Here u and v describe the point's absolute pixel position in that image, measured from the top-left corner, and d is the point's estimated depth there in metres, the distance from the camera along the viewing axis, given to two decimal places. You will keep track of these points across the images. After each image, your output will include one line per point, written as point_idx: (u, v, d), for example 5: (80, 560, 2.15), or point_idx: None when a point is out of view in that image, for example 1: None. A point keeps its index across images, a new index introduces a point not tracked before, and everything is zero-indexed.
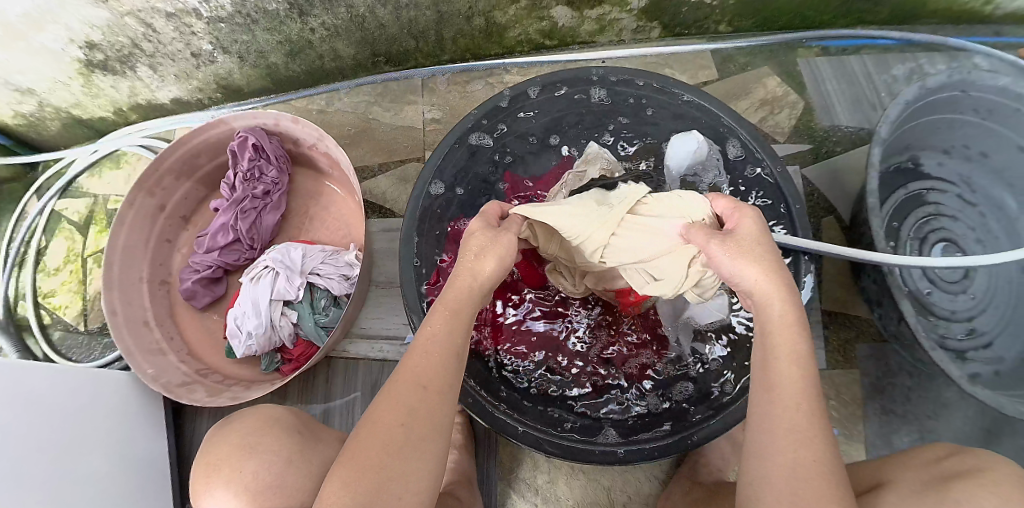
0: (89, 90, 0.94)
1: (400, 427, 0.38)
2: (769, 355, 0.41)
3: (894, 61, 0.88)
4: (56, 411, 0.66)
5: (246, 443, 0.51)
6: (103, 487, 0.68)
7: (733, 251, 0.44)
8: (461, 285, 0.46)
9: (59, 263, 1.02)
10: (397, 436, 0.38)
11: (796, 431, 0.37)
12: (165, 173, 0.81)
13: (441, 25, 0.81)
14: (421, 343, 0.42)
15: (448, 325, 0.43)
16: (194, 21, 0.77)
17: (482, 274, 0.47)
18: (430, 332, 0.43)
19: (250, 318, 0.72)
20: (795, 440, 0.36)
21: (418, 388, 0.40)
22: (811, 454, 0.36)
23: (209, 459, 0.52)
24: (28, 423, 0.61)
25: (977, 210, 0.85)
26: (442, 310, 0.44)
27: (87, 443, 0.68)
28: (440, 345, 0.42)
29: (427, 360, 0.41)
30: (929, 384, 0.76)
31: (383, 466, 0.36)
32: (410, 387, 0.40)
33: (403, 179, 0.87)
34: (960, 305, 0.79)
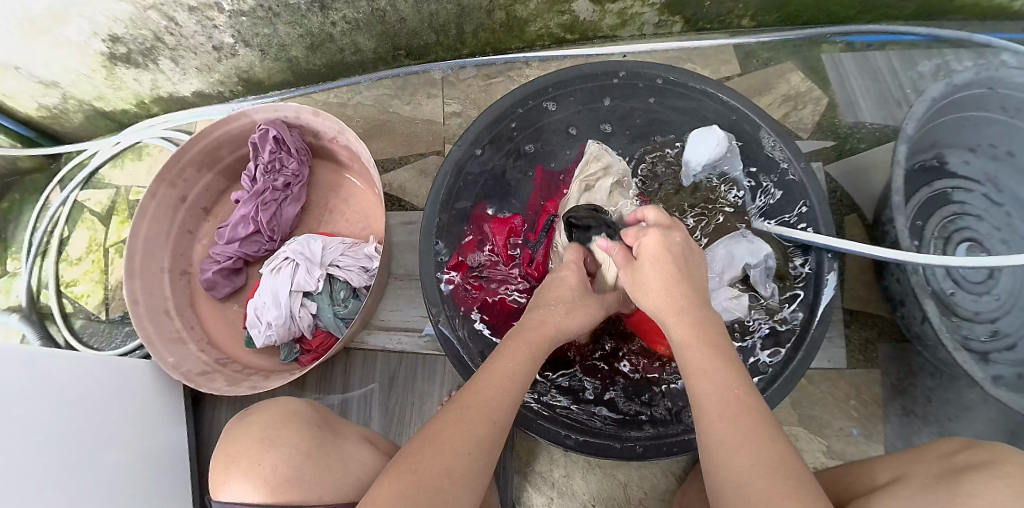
0: (112, 82, 0.96)
1: (466, 453, 0.40)
2: (691, 374, 0.43)
3: (920, 57, 0.86)
4: (78, 401, 0.66)
5: (267, 435, 0.51)
6: (124, 472, 0.70)
7: (640, 290, 0.51)
8: (530, 336, 0.51)
9: (82, 253, 1.04)
10: (460, 462, 0.39)
11: (726, 440, 0.37)
12: (187, 165, 0.81)
13: (462, 19, 0.81)
14: (496, 378, 0.45)
15: (522, 371, 0.47)
16: (216, 15, 0.78)
17: (544, 330, 0.52)
18: (505, 371, 0.46)
19: (270, 309, 0.73)
20: (727, 448, 0.36)
21: (488, 422, 0.42)
22: (749, 460, 0.35)
23: (224, 451, 0.53)
24: (50, 411, 0.62)
25: (1003, 210, 0.83)
26: (519, 351, 0.49)
27: (108, 432, 0.69)
28: (510, 381, 0.46)
29: (498, 396, 0.44)
30: (952, 385, 0.74)
31: (445, 487, 0.37)
32: (480, 417, 0.42)
33: (422, 173, 0.87)
34: (983, 306, 0.78)
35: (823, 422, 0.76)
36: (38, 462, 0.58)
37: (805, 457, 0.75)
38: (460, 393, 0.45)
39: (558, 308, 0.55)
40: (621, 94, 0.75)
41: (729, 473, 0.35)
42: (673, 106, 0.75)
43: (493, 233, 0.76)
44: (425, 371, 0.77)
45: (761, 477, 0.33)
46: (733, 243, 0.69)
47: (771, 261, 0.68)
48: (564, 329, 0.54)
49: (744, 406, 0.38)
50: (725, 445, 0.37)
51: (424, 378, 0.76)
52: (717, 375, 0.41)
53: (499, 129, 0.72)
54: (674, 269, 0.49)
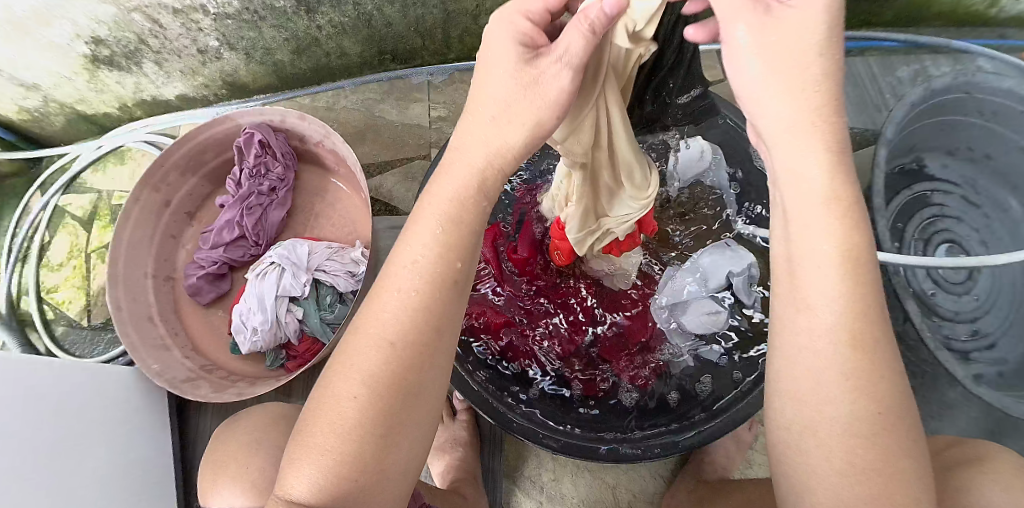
0: (94, 85, 0.94)
1: (354, 397, 0.33)
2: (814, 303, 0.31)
3: (898, 63, 0.88)
4: (60, 409, 0.65)
5: (253, 438, 0.51)
6: (106, 481, 0.69)
7: (750, 65, 0.33)
8: (444, 187, 0.36)
9: (63, 258, 1.02)
10: (351, 408, 0.32)
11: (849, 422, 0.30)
12: (171, 169, 0.81)
13: (448, 23, 0.81)
14: (388, 287, 0.35)
15: (424, 254, 0.34)
16: (201, 18, 0.77)
17: (476, 159, 0.36)
18: (401, 269, 0.35)
19: (255, 314, 0.72)
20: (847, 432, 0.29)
21: (380, 346, 0.33)
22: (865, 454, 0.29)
23: (210, 459, 0.52)
24: (33, 418, 0.61)
25: (981, 212, 0.84)
26: (423, 235, 0.35)
27: (89, 440, 0.68)
28: (418, 278, 0.34)
29: (394, 308, 0.34)
30: (932, 385, 0.76)
31: (361, 443, 0.32)
32: (374, 348, 0.33)
33: (409, 177, 0.87)
34: (962, 306, 0.80)
35: None
36: (23, 471, 0.57)
37: None
38: (357, 323, 0.35)
39: (487, 109, 0.36)
40: None
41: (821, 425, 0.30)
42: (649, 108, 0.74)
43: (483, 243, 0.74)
44: None
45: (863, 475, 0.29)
46: (719, 254, 0.68)
47: (754, 270, 0.67)
48: (493, 150, 0.36)
49: (862, 358, 0.29)
50: (824, 391, 0.30)
51: None
52: (849, 320, 0.30)
53: None
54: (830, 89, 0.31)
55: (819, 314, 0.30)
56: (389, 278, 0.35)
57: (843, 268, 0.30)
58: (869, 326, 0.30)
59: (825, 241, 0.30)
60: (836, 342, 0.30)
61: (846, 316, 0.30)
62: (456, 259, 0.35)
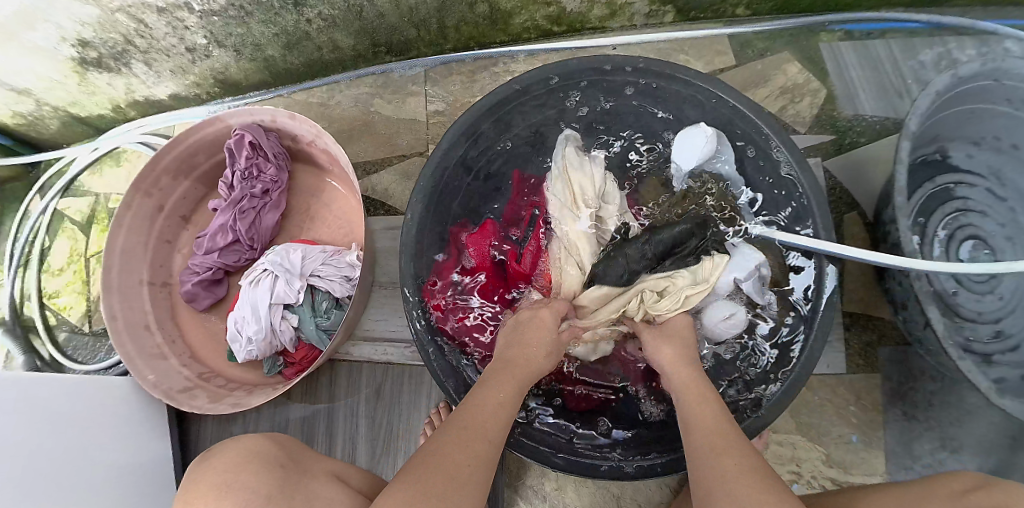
0: (85, 88, 0.92)
1: (468, 464, 0.38)
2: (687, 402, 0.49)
3: (923, 45, 0.81)
4: (66, 419, 0.65)
5: (223, 481, 0.46)
6: (120, 487, 0.69)
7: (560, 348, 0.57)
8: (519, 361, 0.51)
9: (63, 263, 1.01)
10: (464, 470, 0.37)
11: (717, 447, 0.41)
12: (162, 173, 0.78)
13: (443, 12, 0.77)
14: (491, 397, 0.45)
15: (513, 392, 0.47)
16: (186, 15, 0.75)
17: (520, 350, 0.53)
18: (495, 392, 0.46)
19: (249, 323, 0.70)
20: (716, 453, 0.40)
21: (486, 435, 0.41)
22: (737, 461, 0.39)
23: (183, 494, 0.47)
24: (38, 429, 0.61)
25: (1008, 205, 0.79)
26: (508, 376, 0.49)
27: (93, 452, 0.67)
28: (502, 397, 0.46)
29: (494, 413, 0.44)
30: (956, 390, 0.71)
31: (443, 488, 0.35)
32: (478, 434, 0.41)
33: (404, 175, 0.83)
34: (986, 306, 0.75)
35: (822, 429, 0.74)
36: (33, 483, 0.57)
37: (804, 466, 0.73)
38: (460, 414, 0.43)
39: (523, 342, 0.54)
40: (601, 92, 0.71)
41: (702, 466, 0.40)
42: (656, 100, 0.70)
43: (471, 246, 0.72)
44: (412, 382, 0.75)
45: (744, 473, 0.37)
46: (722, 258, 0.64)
47: (765, 270, 0.64)
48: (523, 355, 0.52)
49: (723, 434, 0.42)
50: (704, 463, 0.41)
51: (410, 390, 0.74)
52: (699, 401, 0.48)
53: (478, 130, 0.68)
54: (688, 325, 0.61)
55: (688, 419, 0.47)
56: (484, 393, 0.46)
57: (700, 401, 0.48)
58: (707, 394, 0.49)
59: (682, 391, 0.51)
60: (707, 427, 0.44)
61: (704, 415, 0.46)
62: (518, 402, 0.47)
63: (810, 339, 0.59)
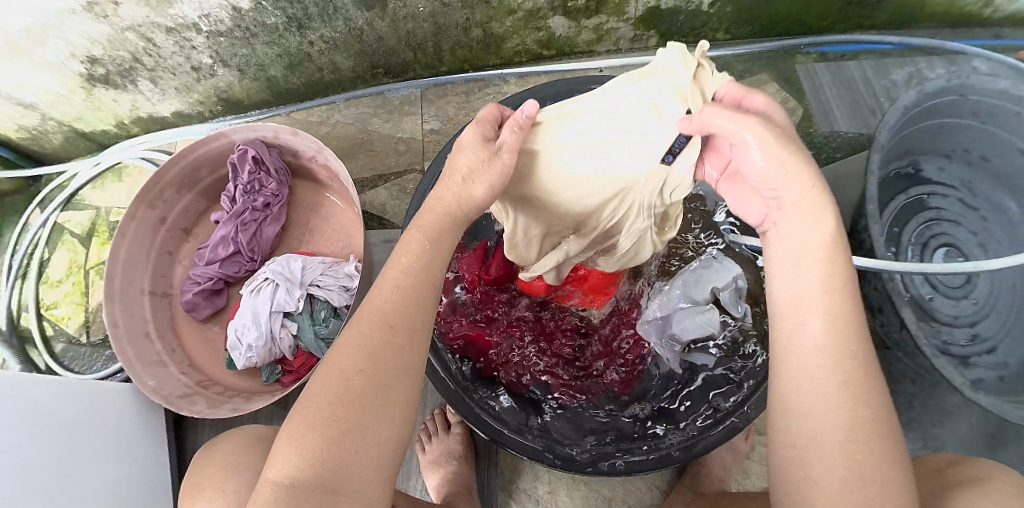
0: (91, 103, 0.95)
1: (358, 371, 0.33)
2: (805, 277, 0.36)
3: (891, 66, 0.87)
4: (58, 418, 0.66)
5: (228, 463, 0.50)
6: (109, 489, 0.69)
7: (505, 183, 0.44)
8: (426, 222, 0.42)
9: (62, 275, 1.03)
10: (353, 382, 0.33)
11: (851, 385, 0.33)
12: (166, 186, 0.81)
13: (439, 36, 0.81)
14: (387, 281, 0.38)
15: (418, 262, 0.39)
16: (194, 36, 0.78)
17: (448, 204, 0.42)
18: (397, 271, 0.39)
19: (250, 330, 0.72)
20: (849, 395, 0.32)
21: (383, 326, 0.35)
22: (868, 415, 0.32)
23: (192, 480, 0.51)
24: (29, 429, 0.61)
25: (980, 215, 0.84)
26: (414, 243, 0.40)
27: (83, 454, 0.68)
28: (404, 278, 0.38)
29: (395, 299, 0.37)
30: (933, 391, 0.75)
31: (349, 414, 0.32)
32: (370, 326, 0.35)
33: (402, 190, 0.87)
34: (962, 310, 0.79)
35: None
36: (26, 482, 0.58)
37: None
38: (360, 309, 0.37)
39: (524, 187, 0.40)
40: None
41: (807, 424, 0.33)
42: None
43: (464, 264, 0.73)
44: None
45: (868, 434, 0.32)
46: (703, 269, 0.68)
47: (743, 282, 0.67)
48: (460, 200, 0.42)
49: (848, 372, 0.33)
50: (820, 395, 0.33)
51: None
52: (833, 293, 0.34)
53: None
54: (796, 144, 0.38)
55: (806, 332, 0.34)
56: (387, 276, 0.39)
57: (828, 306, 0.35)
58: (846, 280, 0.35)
59: (808, 255, 0.36)
60: (819, 353, 0.34)
61: (834, 320, 0.34)
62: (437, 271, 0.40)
63: None
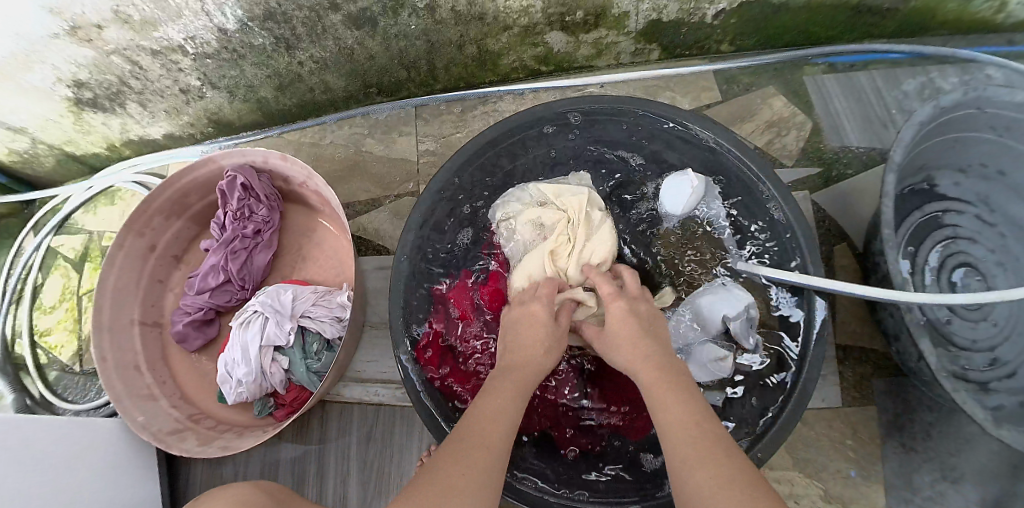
0: (81, 127, 0.93)
1: (462, 474, 0.40)
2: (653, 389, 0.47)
3: (903, 75, 0.83)
4: (61, 450, 0.66)
5: None
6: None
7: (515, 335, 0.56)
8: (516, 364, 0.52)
9: (55, 301, 1.01)
10: (456, 483, 0.39)
11: (696, 446, 0.40)
12: (155, 214, 0.79)
13: (432, 55, 0.79)
14: (496, 401, 0.47)
15: (512, 391, 0.49)
16: (180, 58, 0.76)
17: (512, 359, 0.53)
18: (503, 397, 0.48)
19: (240, 366, 0.70)
20: (696, 457, 0.39)
21: (485, 442, 0.43)
22: (710, 471, 0.38)
23: None
24: (31, 465, 0.61)
25: (997, 231, 0.78)
26: (507, 390, 0.49)
27: (88, 482, 0.68)
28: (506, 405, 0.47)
29: (495, 420, 0.45)
30: (950, 418, 0.70)
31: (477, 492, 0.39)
32: (477, 441, 0.43)
33: (396, 213, 0.84)
34: (981, 333, 0.74)
35: (820, 465, 0.73)
36: None
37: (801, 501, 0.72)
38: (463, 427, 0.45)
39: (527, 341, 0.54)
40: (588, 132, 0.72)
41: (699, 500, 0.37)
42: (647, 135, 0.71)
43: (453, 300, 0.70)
44: (405, 423, 0.74)
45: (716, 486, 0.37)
46: (716, 296, 0.64)
47: (754, 311, 0.62)
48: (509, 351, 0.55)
49: (701, 433, 0.41)
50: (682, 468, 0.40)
51: (404, 430, 0.73)
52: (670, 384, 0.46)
53: (467, 173, 0.69)
54: (639, 329, 0.53)
55: (670, 421, 0.43)
56: (489, 402, 0.47)
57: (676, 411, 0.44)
58: (671, 380, 0.47)
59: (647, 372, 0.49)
60: (679, 424, 0.42)
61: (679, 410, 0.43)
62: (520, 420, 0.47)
63: (800, 377, 0.57)
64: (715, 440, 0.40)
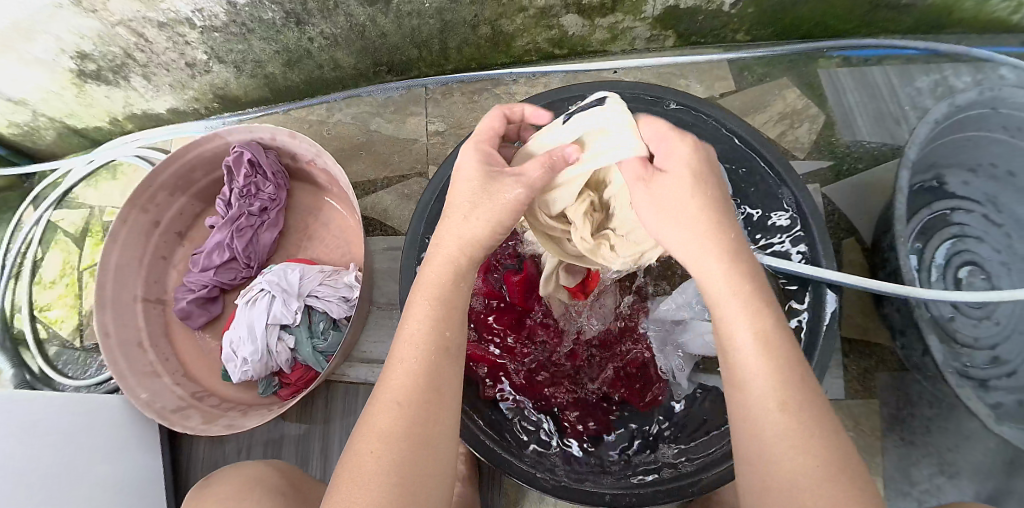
0: (83, 100, 0.92)
1: (370, 453, 0.33)
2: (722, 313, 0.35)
3: (918, 72, 0.82)
4: (65, 426, 0.66)
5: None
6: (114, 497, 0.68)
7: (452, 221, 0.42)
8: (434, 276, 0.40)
9: (55, 276, 1.00)
10: (368, 468, 0.32)
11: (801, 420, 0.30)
12: (159, 189, 0.78)
13: (445, 34, 0.77)
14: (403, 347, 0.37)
15: (427, 322, 0.37)
16: (187, 31, 0.75)
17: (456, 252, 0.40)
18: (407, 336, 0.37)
19: (245, 344, 0.69)
20: (796, 436, 0.30)
21: (393, 407, 0.34)
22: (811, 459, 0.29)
23: None
24: (35, 438, 0.61)
25: (1003, 231, 0.78)
26: (419, 304, 0.38)
27: (89, 459, 0.67)
28: (419, 346, 0.36)
29: (411, 370, 0.36)
30: (950, 414, 0.71)
31: (391, 479, 0.31)
32: (384, 410, 0.34)
33: (404, 195, 0.83)
34: (983, 331, 0.74)
35: None
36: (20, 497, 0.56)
37: None
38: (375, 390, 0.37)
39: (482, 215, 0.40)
40: None
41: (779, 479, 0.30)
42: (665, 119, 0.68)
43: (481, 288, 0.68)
44: None
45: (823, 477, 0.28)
46: None
47: None
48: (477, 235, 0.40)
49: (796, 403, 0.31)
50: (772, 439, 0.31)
51: None
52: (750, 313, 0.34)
53: None
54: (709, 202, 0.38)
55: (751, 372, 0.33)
56: (397, 346, 0.37)
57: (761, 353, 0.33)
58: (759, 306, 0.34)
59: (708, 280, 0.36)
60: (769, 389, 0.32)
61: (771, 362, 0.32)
62: (449, 328, 0.38)
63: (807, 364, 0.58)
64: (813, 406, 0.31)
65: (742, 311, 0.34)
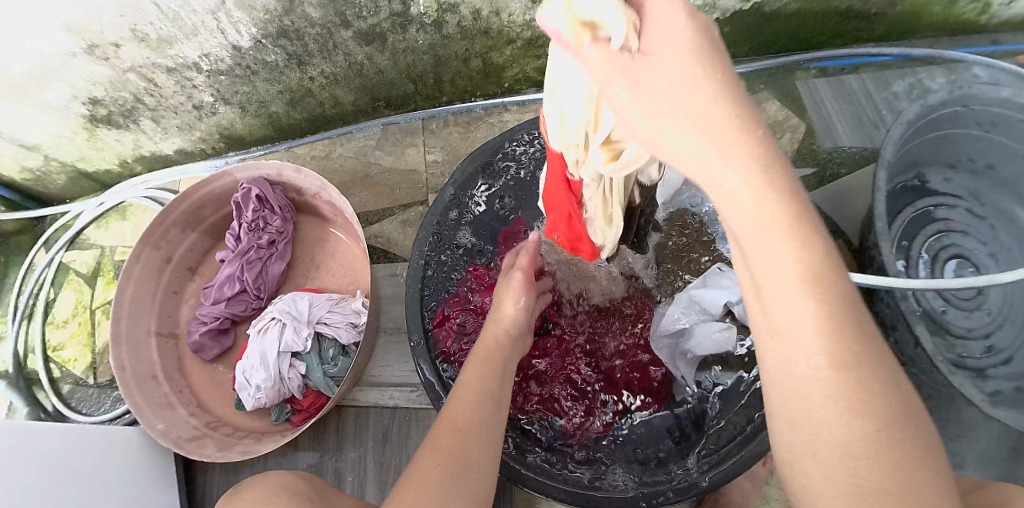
0: (94, 144, 0.95)
1: (440, 462, 0.41)
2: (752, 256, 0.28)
3: (893, 78, 0.87)
4: (74, 441, 0.69)
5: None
6: None
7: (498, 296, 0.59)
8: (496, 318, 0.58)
9: (68, 315, 1.02)
10: (437, 471, 0.40)
11: (836, 395, 0.25)
12: (170, 226, 0.81)
13: (439, 68, 0.82)
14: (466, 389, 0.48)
15: (483, 370, 0.51)
16: (194, 75, 0.79)
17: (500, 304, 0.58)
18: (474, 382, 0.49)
19: (258, 373, 0.71)
20: (839, 405, 0.25)
21: (455, 432, 0.44)
22: (860, 424, 0.25)
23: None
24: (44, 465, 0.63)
25: (988, 224, 0.81)
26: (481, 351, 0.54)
27: (97, 478, 0.68)
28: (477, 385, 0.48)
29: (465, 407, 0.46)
30: (950, 404, 0.73)
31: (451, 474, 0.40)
32: (447, 432, 0.44)
33: (406, 222, 0.87)
34: (975, 322, 0.76)
35: None
36: None
37: None
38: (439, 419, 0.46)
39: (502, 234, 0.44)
40: None
41: (814, 424, 0.26)
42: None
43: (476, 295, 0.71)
44: (420, 426, 0.76)
45: (862, 444, 0.25)
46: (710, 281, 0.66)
47: None
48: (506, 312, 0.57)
49: (845, 361, 0.25)
50: (805, 399, 0.27)
51: (419, 433, 0.75)
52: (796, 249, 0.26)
53: (468, 185, 0.71)
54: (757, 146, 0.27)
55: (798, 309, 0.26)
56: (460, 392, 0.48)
57: (801, 286, 0.26)
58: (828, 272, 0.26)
59: (769, 239, 0.27)
60: (814, 333, 0.26)
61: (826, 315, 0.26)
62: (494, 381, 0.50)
63: None
64: (872, 369, 0.26)
65: (788, 244, 0.26)
